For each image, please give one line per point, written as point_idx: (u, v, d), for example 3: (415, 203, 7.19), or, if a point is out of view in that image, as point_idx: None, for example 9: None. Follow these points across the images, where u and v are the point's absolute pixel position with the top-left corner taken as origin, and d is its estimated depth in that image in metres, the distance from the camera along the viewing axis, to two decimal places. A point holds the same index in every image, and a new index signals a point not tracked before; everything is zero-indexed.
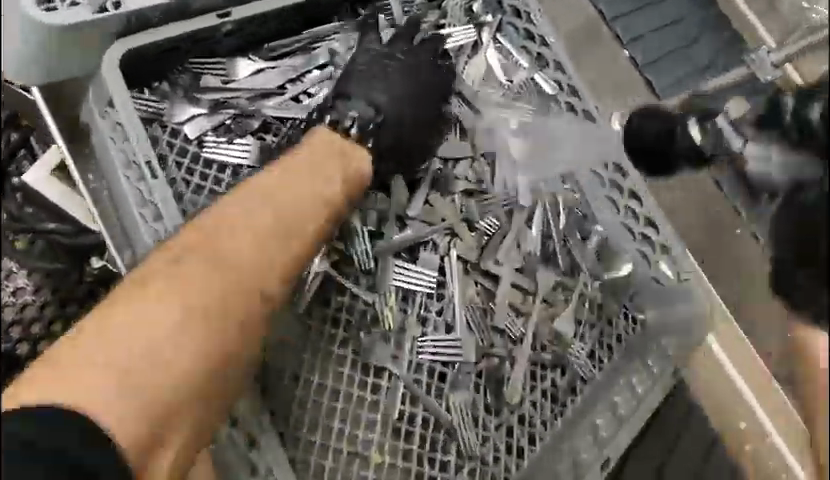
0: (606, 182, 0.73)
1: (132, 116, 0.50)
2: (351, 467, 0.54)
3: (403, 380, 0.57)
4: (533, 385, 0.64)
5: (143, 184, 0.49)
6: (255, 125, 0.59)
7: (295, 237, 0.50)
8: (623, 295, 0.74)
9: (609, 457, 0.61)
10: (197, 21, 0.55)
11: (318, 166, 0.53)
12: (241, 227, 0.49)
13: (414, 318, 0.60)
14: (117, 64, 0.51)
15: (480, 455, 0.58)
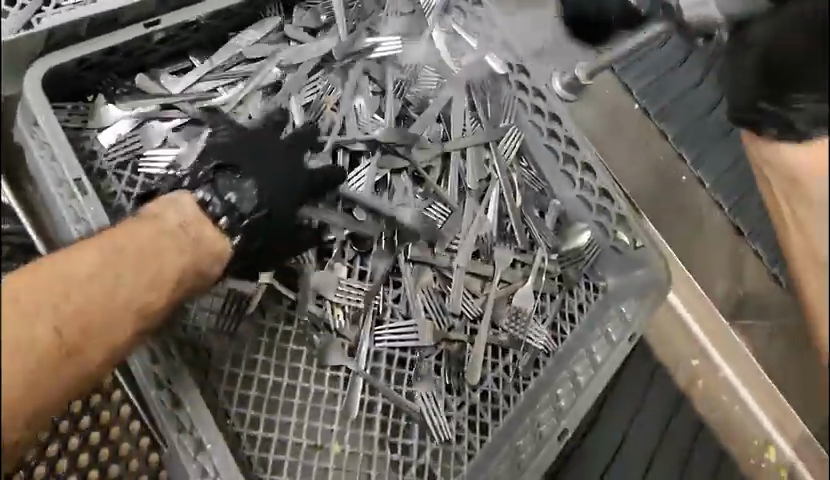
0: (560, 154, 0.78)
1: (59, 136, 0.49)
2: (311, 461, 0.54)
3: (361, 374, 0.58)
4: (494, 362, 0.65)
5: (74, 205, 0.48)
6: (180, 121, 0.59)
7: (121, 308, 0.39)
8: (575, 269, 0.76)
9: (567, 428, 0.61)
10: (124, 33, 0.55)
11: (196, 247, 0.45)
12: (77, 291, 0.37)
13: (369, 314, 0.60)
14: (39, 84, 0.51)
15: (444, 435, 0.58)
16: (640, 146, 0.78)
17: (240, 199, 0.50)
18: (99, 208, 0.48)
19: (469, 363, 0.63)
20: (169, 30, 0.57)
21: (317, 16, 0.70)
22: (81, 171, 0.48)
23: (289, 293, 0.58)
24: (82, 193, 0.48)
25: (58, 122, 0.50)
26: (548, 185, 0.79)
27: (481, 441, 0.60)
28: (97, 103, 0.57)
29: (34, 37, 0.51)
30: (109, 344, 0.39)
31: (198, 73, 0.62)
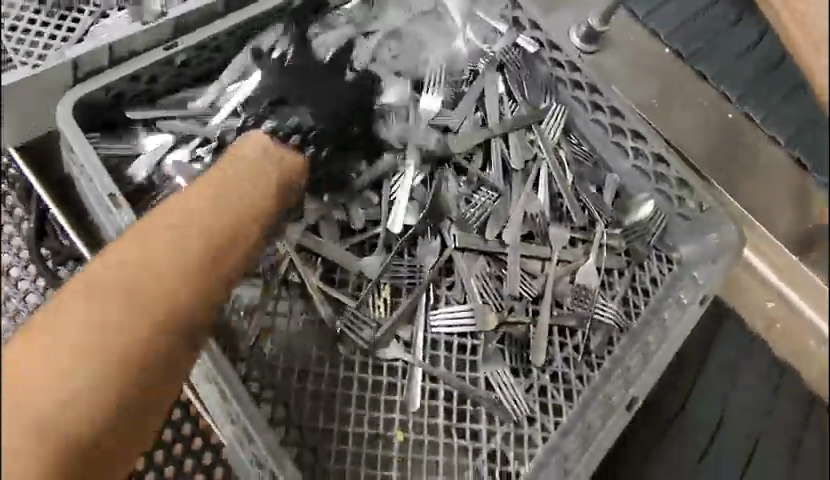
0: (608, 126, 0.74)
1: (91, 158, 0.52)
2: (375, 450, 0.53)
3: (419, 365, 0.56)
4: (562, 342, 0.62)
5: (111, 220, 0.51)
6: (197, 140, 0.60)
7: (235, 230, 0.40)
8: (643, 241, 0.72)
9: (637, 398, 0.56)
10: (144, 59, 0.57)
11: (276, 168, 0.45)
12: (188, 222, 0.38)
13: (422, 302, 0.59)
14: (70, 115, 0.54)
15: (514, 417, 0.55)
16: (682, 96, 0.74)
17: (302, 123, 0.61)
18: (133, 216, 0.50)
19: (531, 344, 0.59)
20: (190, 51, 0.60)
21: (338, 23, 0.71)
22: (114, 186, 0.51)
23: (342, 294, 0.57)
24: (116, 207, 0.50)
25: (91, 147, 0.52)
26: (601, 161, 0.76)
27: (555, 422, 0.56)
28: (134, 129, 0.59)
29: (60, 71, 0.55)
30: (224, 273, 0.38)
31: (213, 96, 0.63)
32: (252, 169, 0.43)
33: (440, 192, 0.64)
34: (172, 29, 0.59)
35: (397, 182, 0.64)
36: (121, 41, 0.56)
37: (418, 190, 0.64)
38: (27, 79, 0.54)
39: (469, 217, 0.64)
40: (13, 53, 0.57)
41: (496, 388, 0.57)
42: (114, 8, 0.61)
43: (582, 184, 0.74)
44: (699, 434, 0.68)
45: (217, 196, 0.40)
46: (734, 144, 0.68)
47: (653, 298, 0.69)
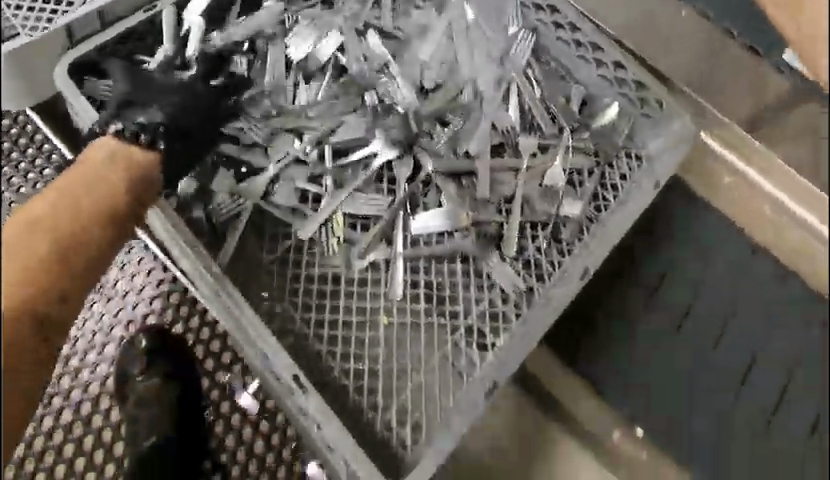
0: (571, 41, 0.76)
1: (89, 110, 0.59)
2: (364, 331, 0.62)
3: (400, 255, 0.65)
4: (534, 235, 0.69)
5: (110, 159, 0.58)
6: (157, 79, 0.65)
7: (101, 212, 0.49)
8: (611, 145, 0.74)
9: (588, 266, 0.65)
10: (131, 21, 0.65)
11: (133, 161, 0.52)
12: (62, 209, 0.47)
13: (382, 228, 0.65)
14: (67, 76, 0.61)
15: (486, 300, 0.64)
16: (672, 40, 0.80)
17: (154, 120, 0.60)
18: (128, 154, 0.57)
19: (502, 236, 0.67)
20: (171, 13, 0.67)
21: None
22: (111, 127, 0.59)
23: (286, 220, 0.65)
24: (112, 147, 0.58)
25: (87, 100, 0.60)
26: (569, 74, 0.78)
27: (527, 298, 0.64)
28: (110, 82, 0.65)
29: (56, 38, 0.62)
30: (92, 247, 0.48)
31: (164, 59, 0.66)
32: (111, 163, 0.51)
33: (405, 112, 0.69)
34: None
35: (364, 112, 0.69)
36: (108, 7, 0.64)
37: (384, 120, 0.69)
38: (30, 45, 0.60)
39: (440, 148, 0.69)
40: (20, 27, 0.61)
41: (487, 275, 0.65)
42: None
43: (552, 96, 0.76)
44: (670, 312, 0.76)
45: (86, 184, 0.49)
46: (712, 75, 0.77)
47: (617, 200, 0.71)
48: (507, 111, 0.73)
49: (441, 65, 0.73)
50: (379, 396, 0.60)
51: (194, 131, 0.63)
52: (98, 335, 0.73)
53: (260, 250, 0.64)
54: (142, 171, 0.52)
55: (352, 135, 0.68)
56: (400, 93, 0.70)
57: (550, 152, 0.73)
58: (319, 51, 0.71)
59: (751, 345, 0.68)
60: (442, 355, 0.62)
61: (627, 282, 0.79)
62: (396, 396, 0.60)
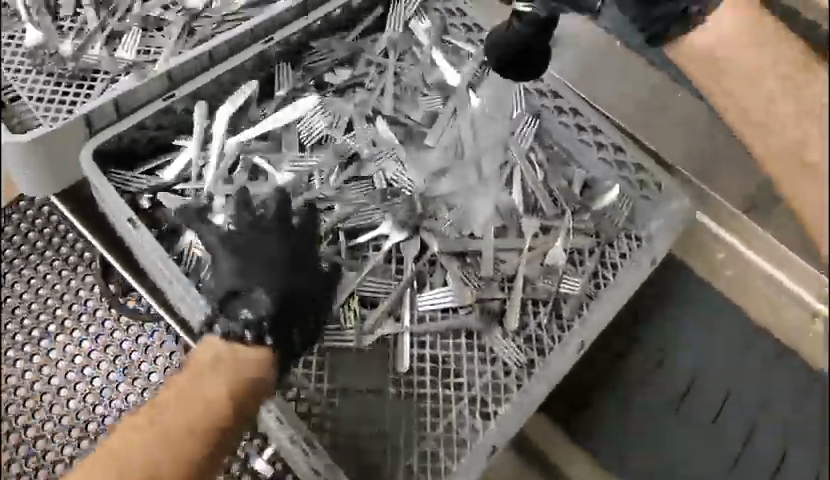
0: (572, 126, 0.80)
1: (111, 194, 0.63)
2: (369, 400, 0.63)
3: (406, 331, 0.66)
4: (535, 311, 0.71)
5: (133, 238, 0.62)
6: (183, 166, 0.70)
7: (209, 430, 0.49)
8: (611, 223, 0.77)
9: (584, 341, 0.68)
10: (148, 108, 0.68)
11: (241, 370, 0.53)
12: (167, 433, 0.48)
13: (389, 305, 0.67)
14: (91, 162, 0.65)
15: (490, 372, 0.66)
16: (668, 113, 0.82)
17: (258, 310, 0.58)
18: (149, 235, 0.61)
19: (505, 312, 0.69)
20: (187, 99, 0.71)
21: (331, 67, 0.79)
22: (130, 210, 0.62)
23: None
24: (132, 226, 0.62)
25: (110, 184, 0.64)
26: (571, 157, 0.81)
27: (528, 373, 0.66)
28: (138, 167, 0.70)
29: (77, 127, 0.65)
30: (196, 458, 0.49)
31: (188, 155, 0.71)
32: (220, 373, 0.52)
33: (411, 193, 0.73)
34: (167, 81, 0.69)
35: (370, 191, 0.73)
36: (123, 96, 0.67)
37: (391, 200, 0.72)
38: (50, 134, 0.64)
39: (447, 225, 0.72)
40: (42, 120, 0.67)
41: (488, 348, 0.68)
42: (122, 72, 0.71)
43: (552, 179, 0.79)
44: (674, 387, 0.77)
45: (193, 393, 0.50)
46: (701, 156, 0.80)
47: (613, 278, 0.73)
48: (511, 194, 0.76)
49: (447, 148, 0.77)
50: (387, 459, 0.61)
51: (302, 283, 0.62)
52: None
53: None
54: (251, 379, 0.53)
55: (364, 216, 0.71)
56: (407, 177, 0.74)
57: (552, 233, 0.75)
58: (332, 136, 0.75)
59: (751, 416, 0.75)
60: (447, 422, 0.63)
61: (622, 361, 0.79)
62: (403, 459, 0.61)
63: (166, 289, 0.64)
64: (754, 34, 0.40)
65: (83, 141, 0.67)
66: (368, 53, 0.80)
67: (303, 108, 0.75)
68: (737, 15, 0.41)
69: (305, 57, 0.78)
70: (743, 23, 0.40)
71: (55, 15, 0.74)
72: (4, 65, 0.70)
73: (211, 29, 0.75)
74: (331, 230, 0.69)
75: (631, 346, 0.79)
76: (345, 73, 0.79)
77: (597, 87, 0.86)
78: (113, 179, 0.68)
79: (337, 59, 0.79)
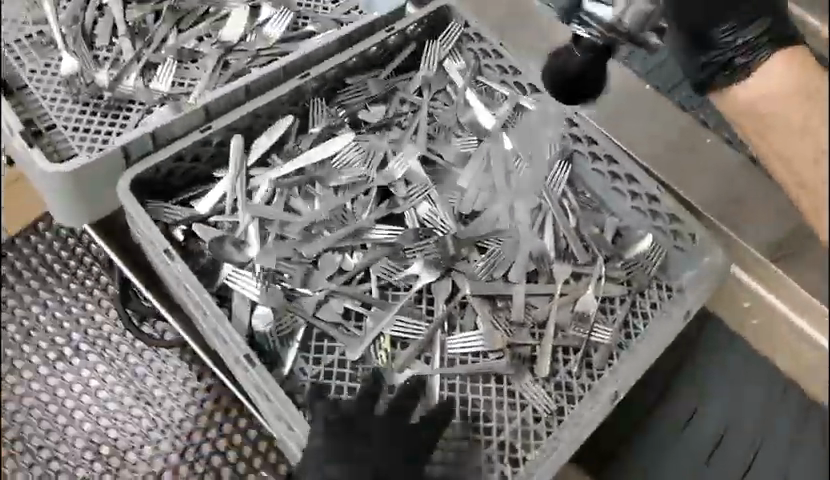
0: (607, 173, 0.79)
1: (152, 228, 0.64)
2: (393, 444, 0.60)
3: (436, 373, 0.64)
4: (566, 358, 0.70)
5: (169, 269, 0.63)
6: (217, 197, 0.70)
7: None
8: (643, 272, 0.76)
9: (617, 392, 0.66)
10: (185, 140, 0.68)
11: None
12: None
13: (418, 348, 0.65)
14: (129, 193, 0.65)
15: (519, 417, 0.64)
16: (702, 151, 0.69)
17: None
18: (183, 265, 0.62)
19: (536, 358, 0.68)
20: (223, 132, 0.70)
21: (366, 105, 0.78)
22: (168, 242, 0.63)
23: (343, 339, 0.65)
24: (169, 258, 0.63)
25: (148, 216, 0.64)
26: (603, 205, 0.80)
27: (558, 420, 0.64)
28: (172, 198, 0.70)
29: (115, 158, 0.65)
30: None
31: (224, 186, 0.70)
32: None
33: (443, 235, 0.71)
34: (204, 114, 0.69)
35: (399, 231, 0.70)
36: (161, 128, 0.67)
37: (422, 241, 0.70)
38: (89, 165, 0.64)
39: (478, 267, 0.71)
40: (79, 150, 0.67)
41: (519, 394, 0.66)
42: (157, 103, 0.71)
43: (585, 225, 0.78)
44: (700, 443, 0.74)
45: None
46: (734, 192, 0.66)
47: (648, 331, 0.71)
48: (543, 239, 0.75)
49: (481, 189, 0.76)
50: None
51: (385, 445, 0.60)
52: (137, 437, 0.76)
53: (304, 363, 0.64)
54: None
55: (393, 256, 0.69)
56: (439, 217, 0.72)
57: (583, 279, 0.74)
58: (364, 174, 0.73)
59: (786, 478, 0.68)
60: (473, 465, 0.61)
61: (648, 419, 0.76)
62: None
63: (197, 320, 0.65)
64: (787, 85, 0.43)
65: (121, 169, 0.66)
66: (404, 92, 0.79)
67: (336, 146, 0.74)
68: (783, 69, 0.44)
69: (339, 94, 0.77)
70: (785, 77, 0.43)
71: (91, 45, 0.74)
72: (41, 94, 0.70)
73: (246, 63, 0.75)
74: (362, 270, 0.68)
75: (660, 404, 0.77)
76: (379, 111, 0.78)
77: (626, 128, 0.77)
78: (149, 208, 0.67)
79: (373, 98, 0.78)
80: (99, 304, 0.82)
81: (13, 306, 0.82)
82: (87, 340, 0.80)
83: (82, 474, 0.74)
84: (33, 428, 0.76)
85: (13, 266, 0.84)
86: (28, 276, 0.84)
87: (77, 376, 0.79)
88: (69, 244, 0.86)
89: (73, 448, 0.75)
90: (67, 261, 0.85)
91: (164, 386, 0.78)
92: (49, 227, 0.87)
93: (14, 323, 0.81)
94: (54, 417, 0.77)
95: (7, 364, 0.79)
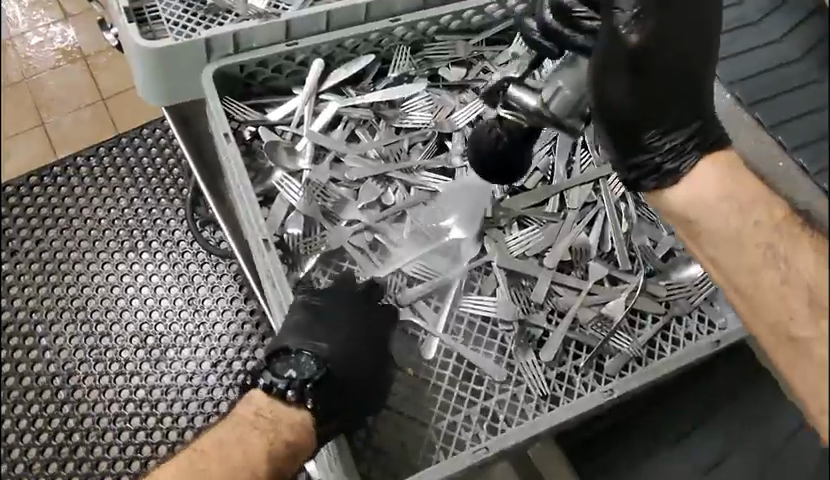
0: None
1: (220, 115, 0.68)
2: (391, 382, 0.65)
3: (441, 322, 0.67)
4: (577, 353, 0.67)
5: (224, 153, 0.68)
6: (289, 110, 0.74)
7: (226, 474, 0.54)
8: (687, 299, 0.70)
9: (612, 388, 0.62)
10: (264, 51, 0.71)
11: (276, 425, 0.57)
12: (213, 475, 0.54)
13: (427, 295, 0.68)
14: (211, 78, 0.70)
15: (511, 392, 0.64)
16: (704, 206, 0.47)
17: (302, 372, 0.61)
18: (236, 152, 0.66)
19: (544, 343, 0.66)
20: (306, 51, 0.73)
21: (450, 66, 0.78)
22: (228, 127, 0.68)
23: (363, 262, 0.69)
24: (226, 140, 0.67)
25: (221, 107, 0.68)
26: (662, 219, 0.74)
27: (548, 407, 0.63)
28: (248, 100, 0.74)
29: (199, 47, 0.69)
30: None
31: (296, 101, 0.74)
32: (269, 427, 0.57)
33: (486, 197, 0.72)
34: (286, 30, 0.72)
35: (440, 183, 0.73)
36: (243, 31, 0.70)
37: (464, 197, 0.72)
38: (173, 46, 0.68)
39: (512, 241, 0.70)
40: (169, 31, 0.71)
41: (516, 370, 0.65)
42: (251, 17, 0.72)
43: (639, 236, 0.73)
44: None
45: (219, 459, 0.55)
46: None
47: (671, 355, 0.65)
48: (589, 236, 0.72)
49: (541, 164, 0.75)
50: (386, 434, 0.62)
51: (368, 354, 0.65)
52: (179, 337, 0.80)
53: (321, 274, 0.69)
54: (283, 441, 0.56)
55: (432, 205, 0.72)
56: None
57: (619, 286, 0.71)
58: (428, 122, 0.75)
59: None
60: (453, 419, 0.62)
61: (682, 443, 0.71)
62: (405, 439, 0.62)
63: (241, 212, 0.70)
64: (734, 190, 0.38)
65: (204, 59, 0.70)
66: (496, 61, 0.79)
67: (408, 90, 0.76)
68: (710, 176, 0.40)
69: (426, 48, 0.78)
70: (717, 183, 0.39)
71: None
72: None
73: None
74: (402, 207, 0.71)
75: (691, 441, 0.71)
76: (457, 73, 0.78)
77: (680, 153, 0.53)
78: (225, 100, 0.72)
79: (458, 61, 0.78)
80: (176, 212, 0.87)
81: (105, 195, 0.88)
82: (158, 240, 0.86)
83: (126, 357, 0.79)
84: (95, 303, 0.82)
85: (114, 160, 0.91)
86: (124, 172, 0.90)
87: (141, 269, 0.84)
88: (165, 154, 0.92)
89: (123, 331, 0.81)
90: (159, 166, 0.91)
91: (214, 299, 0.82)
92: (152, 133, 0.93)
93: (103, 210, 0.87)
94: (115, 299, 0.82)
95: (89, 242, 0.85)
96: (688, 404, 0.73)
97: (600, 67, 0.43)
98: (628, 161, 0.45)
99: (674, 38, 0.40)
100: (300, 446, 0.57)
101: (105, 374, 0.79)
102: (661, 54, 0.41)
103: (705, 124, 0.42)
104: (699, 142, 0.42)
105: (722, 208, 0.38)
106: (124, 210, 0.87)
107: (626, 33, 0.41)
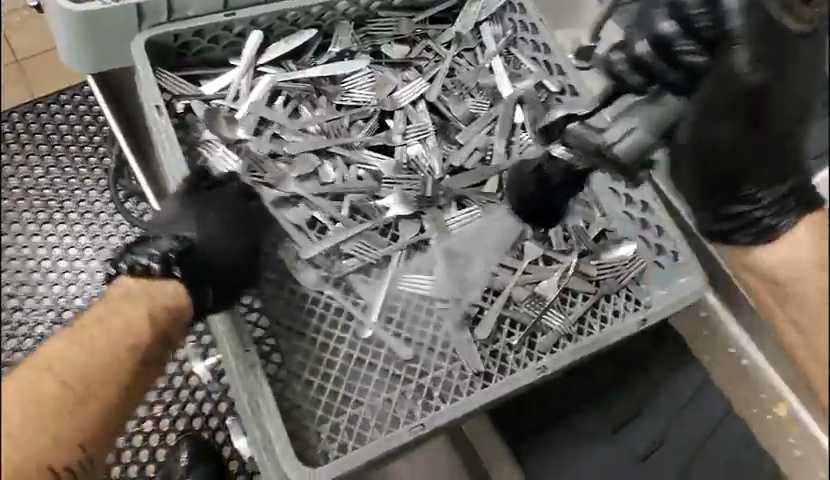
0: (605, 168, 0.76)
1: (152, 88, 0.67)
2: (323, 358, 0.65)
3: (377, 301, 0.67)
4: (511, 331, 0.69)
5: (155, 127, 0.67)
6: (226, 82, 0.72)
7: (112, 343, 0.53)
8: (615, 278, 0.71)
9: (545, 365, 0.64)
10: (198, 21, 0.69)
11: (153, 298, 0.56)
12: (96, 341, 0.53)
13: (363, 273, 0.69)
14: (142, 46, 0.67)
15: (447, 368, 0.65)
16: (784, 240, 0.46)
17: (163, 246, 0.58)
18: (169, 125, 0.66)
19: (479, 321, 0.68)
20: (245, 23, 0.72)
21: (391, 43, 0.78)
22: (161, 100, 0.66)
23: (301, 237, 0.68)
24: (158, 114, 0.66)
25: (153, 80, 0.67)
26: None
27: (481, 383, 0.65)
28: (180, 70, 0.72)
29: (129, 14, 0.67)
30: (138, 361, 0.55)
31: (233, 75, 0.72)
32: (147, 300, 0.55)
33: (424, 176, 0.72)
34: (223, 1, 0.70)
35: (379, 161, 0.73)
36: None
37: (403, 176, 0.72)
38: (99, 10, 0.65)
39: (451, 219, 0.72)
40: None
41: (451, 348, 0.66)
42: None
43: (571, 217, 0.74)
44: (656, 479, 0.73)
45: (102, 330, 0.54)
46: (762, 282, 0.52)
47: (600, 332, 0.67)
48: None
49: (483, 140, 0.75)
50: (320, 410, 0.63)
51: (243, 237, 0.65)
52: None
53: None
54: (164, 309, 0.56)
55: (370, 183, 0.72)
56: (427, 161, 0.74)
57: (552, 266, 0.72)
58: (368, 99, 0.75)
59: None
60: (388, 397, 0.64)
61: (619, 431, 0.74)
62: (338, 416, 0.63)
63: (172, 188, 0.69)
64: (821, 251, 0.44)
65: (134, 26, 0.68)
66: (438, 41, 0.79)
67: (348, 66, 0.75)
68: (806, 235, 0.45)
69: (368, 24, 0.78)
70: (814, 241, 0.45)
71: None
72: None
73: None
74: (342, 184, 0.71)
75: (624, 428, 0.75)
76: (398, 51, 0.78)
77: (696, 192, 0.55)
78: (157, 71, 0.70)
79: (400, 38, 0.78)
80: (97, 182, 0.86)
81: (18, 162, 0.85)
82: (76, 211, 0.84)
83: (40, 333, 0.78)
84: (8, 276, 0.80)
85: (28, 127, 0.87)
86: (39, 139, 0.86)
87: (58, 242, 0.82)
88: (84, 120, 0.88)
89: (38, 305, 0.79)
90: (79, 135, 0.87)
91: None
92: (71, 99, 0.89)
93: (16, 179, 0.84)
94: (29, 272, 0.80)
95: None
96: (620, 392, 0.76)
97: (705, 97, 0.41)
98: (713, 202, 0.45)
99: (797, 84, 0.37)
100: (176, 316, 0.57)
101: (19, 350, 0.77)
102: (774, 104, 0.38)
103: (800, 184, 0.44)
104: (795, 200, 0.44)
105: (813, 273, 0.43)
106: (38, 180, 0.84)
107: (749, 72, 0.38)
